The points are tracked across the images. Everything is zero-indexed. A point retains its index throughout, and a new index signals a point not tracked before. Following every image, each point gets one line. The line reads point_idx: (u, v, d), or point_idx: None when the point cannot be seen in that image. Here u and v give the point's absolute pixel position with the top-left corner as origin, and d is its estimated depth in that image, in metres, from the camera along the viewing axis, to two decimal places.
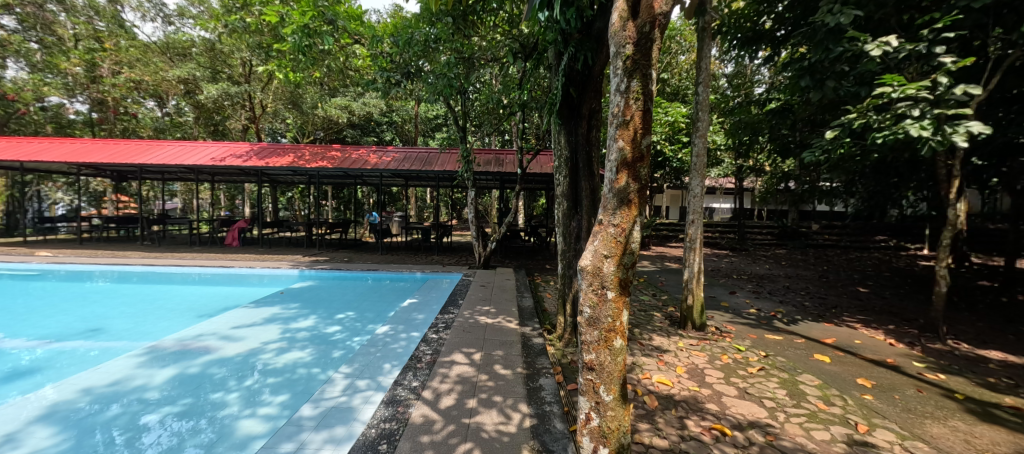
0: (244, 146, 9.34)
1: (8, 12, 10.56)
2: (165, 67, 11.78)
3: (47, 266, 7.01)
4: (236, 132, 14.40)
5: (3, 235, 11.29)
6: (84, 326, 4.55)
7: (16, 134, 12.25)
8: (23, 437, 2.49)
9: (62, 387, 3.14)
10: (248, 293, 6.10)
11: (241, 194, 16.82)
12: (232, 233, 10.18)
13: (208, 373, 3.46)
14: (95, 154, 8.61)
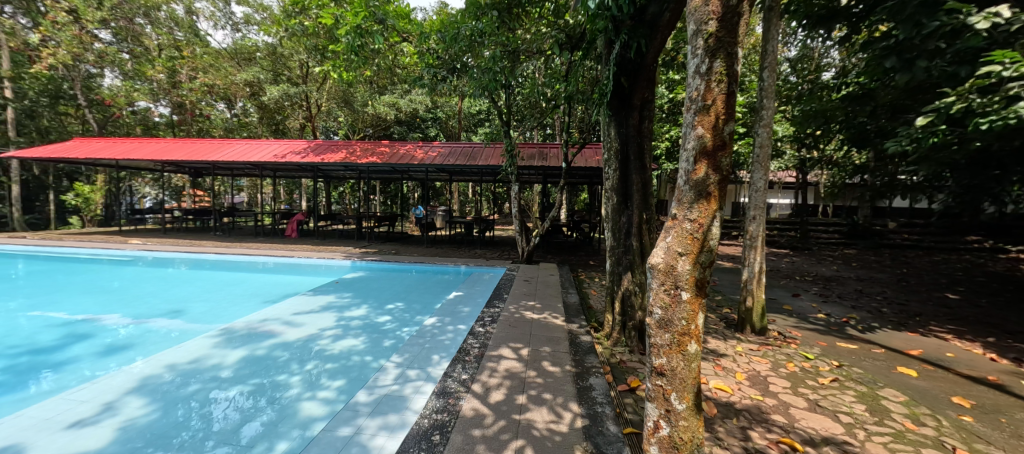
0: (302, 143, 9.95)
1: (105, 27, 11.61)
2: (233, 71, 12.82)
3: (138, 253, 7.90)
4: (293, 130, 15.39)
5: (103, 226, 12.88)
6: (168, 307, 5.07)
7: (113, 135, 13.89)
8: (121, 406, 2.82)
9: (152, 361, 3.51)
10: (305, 282, 6.51)
11: (298, 188, 18.02)
12: (291, 225, 10.93)
13: (273, 355, 3.72)
14: (175, 152, 9.52)
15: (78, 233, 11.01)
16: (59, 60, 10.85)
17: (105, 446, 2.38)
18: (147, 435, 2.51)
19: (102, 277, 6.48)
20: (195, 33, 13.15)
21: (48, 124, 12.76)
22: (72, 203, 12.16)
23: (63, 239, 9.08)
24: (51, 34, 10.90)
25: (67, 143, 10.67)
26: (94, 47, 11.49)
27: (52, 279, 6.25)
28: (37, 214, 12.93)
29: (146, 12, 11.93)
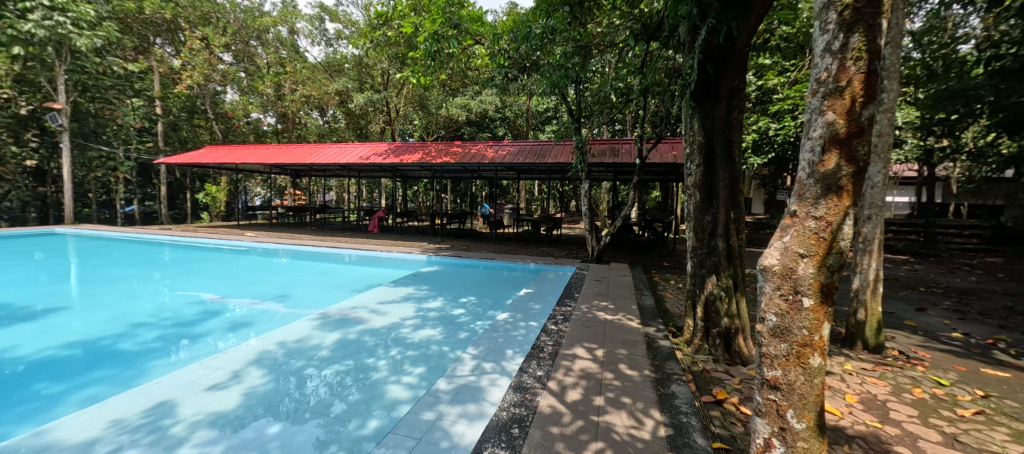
0: (383, 145, 10.81)
1: (228, 50, 13.89)
2: (326, 82, 14.29)
3: (252, 244, 9.20)
4: (375, 134, 16.76)
5: (226, 220, 15.24)
6: (276, 292, 5.82)
7: (233, 143, 16.30)
8: (245, 375, 3.30)
9: (267, 338, 4.06)
10: (386, 274, 7.07)
11: (378, 187, 19.63)
12: (373, 221, 11.95)
13: (362, 340, 4.10)
14: (281, 156, 10.92)
15: (209, 226, 13.14)
16: (195, 81, 12.97)
17: (235, 408, 2.81)
18: (266, 402, 2.91)
19: (227, 264, 7.66)
20: (296, 50, 14.88)
21: (186, 135, 15.36)
22: (203, 201, 14.51)
23: (199, 231, 10.92)
24: (189, 59, 12.94)
25: (201, 150, 12.77)
26: (219, 69, 13.61)
27: (192, 264, 7.54)
28: (179, 210, 15.71)
29: (258, 36, 14.13)
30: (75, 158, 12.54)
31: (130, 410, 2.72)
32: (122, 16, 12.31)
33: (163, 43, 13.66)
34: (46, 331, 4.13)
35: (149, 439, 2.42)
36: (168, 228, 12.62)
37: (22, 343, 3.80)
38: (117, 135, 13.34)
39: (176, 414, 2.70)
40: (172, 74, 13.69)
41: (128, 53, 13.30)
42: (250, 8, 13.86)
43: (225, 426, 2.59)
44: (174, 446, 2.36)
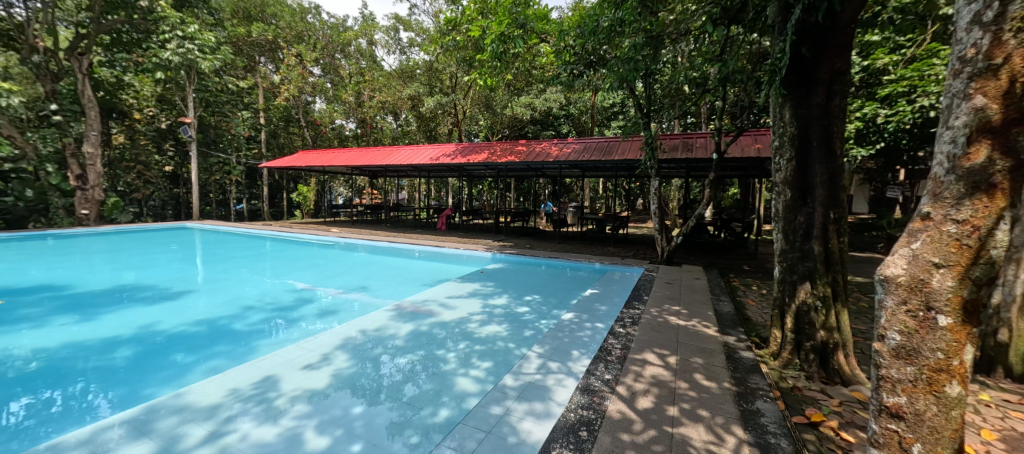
0: (451, 146, 11.31)
1: (317, 64, 15.52)
2: (400, 88, 15.27)
3: (337, 239, 10.20)
4: (443, 135, 17.58)
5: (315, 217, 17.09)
6: (358, 283, 6.40)
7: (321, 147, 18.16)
8: (333, 358, 3.68)
9: (351, 325, 4.49)
10: (454, 270, 7.42)
11: (445, 187, 20.61)
12: (442, 219, 12.59)
13: (433, 332, 4.35)
14: (362, 159, 11.94)
15: (302, 222, 14.89)
16: (291, 93, 14.68)
17: (325, 387, 3.15)
18: (350, 383, 3.22)
19: (317, 256, 8.59)
20: (374, 60, 16.12)
21: (284, 141, 17.44)
22: (296, 200, 16.52)
23: (295, 227, 12.39)
24: (287, 74, 14.70)
25: (296, 155, 14.42)
26: (310, 81, 15.23)
27: (290, 256, 8.59)
28: (278, 207, 17.99)
29: (342, 49, 15.58)
30: (201, 163, 14.89)
31: (244, 382, 3.18)
32: (236, 41, 14.35)
33: (266, 61, 15.66)
34: (182, 309, 4.97)
35: (258, 408, 2.82)
36: (270, 223, 14.50)
37: (164, 319, 4.61)
38: (231, 144, 15.52)
39: (278, 388, 3.11)
40: (273, 88, 15.65)
41: (240, 71, 15.47)
42: (336, 25, 15.35)
43: (317, 403, 2.92)
44: (278, 417, 2.72)
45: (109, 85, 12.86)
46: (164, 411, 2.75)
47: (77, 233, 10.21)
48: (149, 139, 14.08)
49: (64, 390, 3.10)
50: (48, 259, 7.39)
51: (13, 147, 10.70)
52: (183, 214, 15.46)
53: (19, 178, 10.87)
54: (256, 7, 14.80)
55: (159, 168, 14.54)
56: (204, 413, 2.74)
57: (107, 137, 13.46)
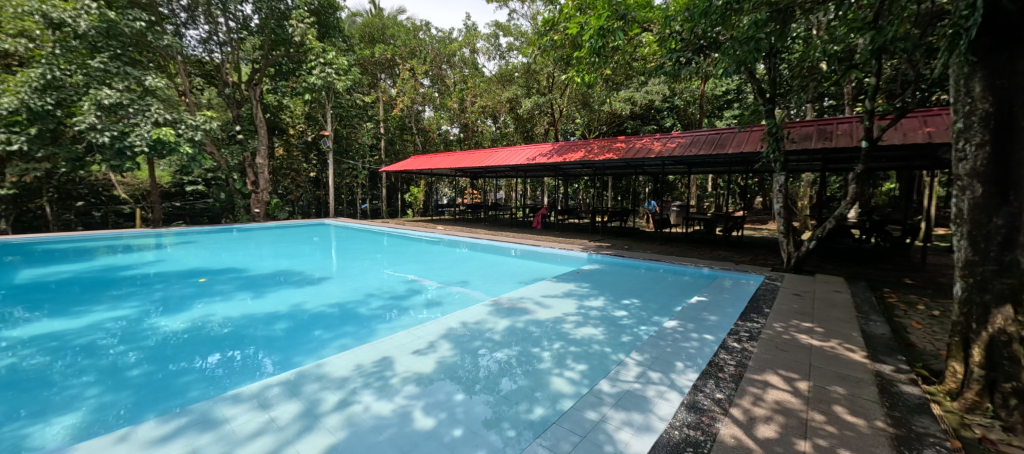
0: (546, 146, 11.46)
1: (428, 76, 17.23)
2: (499, 92, 15.94)
3: (443, 236, 11.19)
4: (539, 135, 17.81)
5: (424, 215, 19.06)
6: (460, 278, 6.93)
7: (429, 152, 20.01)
8: (438, 346, 4.06)
9: (454, 317, 4.90)
10: (548, 269, 7.55)
11: (540, 186, 21.02)
12: (537, 218, 12.87)
13: (527, 329, 4.49)
14: (465, 161, 12.89)
15: (415, 220, 16.75)
16: (405, 103, 16.54)
17: (430, 372, 3.50)
18: (452, 371, 3.52)
19: (426, 252, 9.56)
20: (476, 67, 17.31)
21: (399, 148, 19.74)
22: (409, 200, 18.65)
23: (409, 224, 13.99)
24: (403, 87, 16.63)
25: (409, 160, 16.19)
26: (420, 92, 16.96)
27: (405, 250, 9.72)
28: (395, 206, 20.52)
29: (449, 60, 17.05)
30: (337, 169, 17.71)
31: (367, 360, 3.72)
32: (364, 62, 16.73)
33: (385, 78, 17.88)
34: (322, 293, 6.00)
35: (378, 384, 3.27)
36: (388, 221, 16.55)
37: (308, 301, 5.62)
38: (358, 152, 18.08)
39: (393, 369, 3.55)
40: (392, 101, 17.85)
41: (366, 88, 17.95)
42: (443, 38, 16.81)
43: (424, 386, 3.26)
44: (393, 394, 3.12)
45: (273, 108, 16.18)
46: (309, 378, 3.37)
47: (254, 228, 13.05)
48: (300, 150, 17.28)
49: (245, 351, 4.03)
50: (235, 248, 9.60)
51: (215, 161, 14.11)
52: (325, 212, 18.60)
53: (216, 185, 14.64)
54: (379, 31, 17.01)
55: (307, 174, 17.68)
56: (338, 383, 3.29)
57: (273, 150, 16.86)
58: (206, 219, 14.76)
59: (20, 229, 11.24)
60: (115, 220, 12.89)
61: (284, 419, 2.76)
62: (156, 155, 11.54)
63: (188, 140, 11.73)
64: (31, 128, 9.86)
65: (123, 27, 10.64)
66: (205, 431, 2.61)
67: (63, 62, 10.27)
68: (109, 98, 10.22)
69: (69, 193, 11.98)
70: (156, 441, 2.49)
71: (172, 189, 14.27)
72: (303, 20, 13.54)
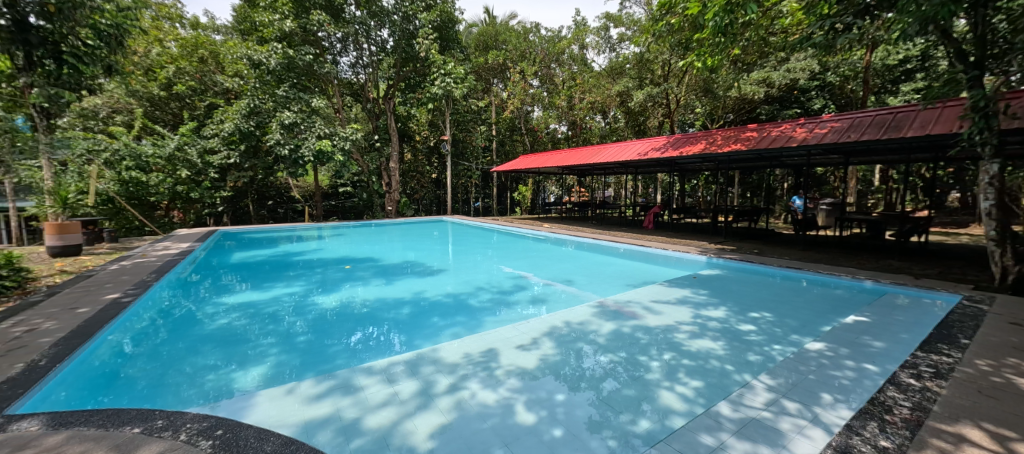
0: (660, 139, 10.68)
1: (537, 76, 17.70)
2: (609, 86, 15.90)
3: (549, 234, 11.37)
4: (652, 129, 16.90)
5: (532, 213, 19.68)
6: (564, 276, 6.95)
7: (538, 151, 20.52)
8: (541, 343, 4.15)
9: (558, 315, 4.93)
10: (660, 272, 7.05)
11: (653, 182, 19.71)
12: (648, 217, 12.07)
13: (634, 336, 4.26)
14: (572, 158, 12.86)
15: (523, 217, 17.42)
16: (515, 105, 17.26)
17: (532, 368, 3.59)
18: (553, 370, 3.56)
19: (533, 248, 9.85)
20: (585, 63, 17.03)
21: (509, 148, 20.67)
22: (517, 198, 19.69)
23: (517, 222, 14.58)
24: (513, 89, 17.41)
25: (519, 159, 16.82)
26: (529, 92, 17.49)
27: (513, 246, 10.18)
28: (505, 204, 21.66)
29: (558, 58, 17.29)
30: (454, 170, 19.40)
31: (475, 349, 4.01)
32: (479, 69, 18.01)
33: (497, 82, 18.89)
34: (439, 283, 6.69)
35: (484, 373, 3.51)
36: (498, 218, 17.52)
37: (427, 289, 6.33)
38: (472, 154, 19.49)
39: (497, 361, 3.76)
40: (503, 104, 18.82)
41: (480, 94, 19.21)
42: (552, 37, 17.13)
43: (526, 380, 3.37)
44: (496, 385, 3.31)
45: (404, 118, 18.52)
46: (427, 360, 3.80)
47: (387, 223, 15.21)
48: (424, 155, 19.46)
49: (378, 330, 4.74)
50: (373, 240, 11.36)
51: (360, 166, 16.81)
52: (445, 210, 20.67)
53: (362, 186, 17.40)
54: (492, 38, 18.07)
55: (429, 175, 19.77)
56: (449, 368, 3.63)
57: (403, 156, 19.28)
58: (352, 215, 17.71)
59: (236, 221, 15.10)
60: (291, 215, 16.42)
61: (405, 394, 3.18)
62: (319, 163, 14.28)
63: (341, 150, 14.27)
64: (241, 145, 13.19)
65: (298, 61, 13.45)
66: (347, 395, 3.19)
67: (262, 94, 13.51)
68: (288, 118, 13.13)
69: (265, 194, 15.64)
70: (316, 398, 3.14)
71: (330, 190, 17.40)
72: (427, 37, 15.26)
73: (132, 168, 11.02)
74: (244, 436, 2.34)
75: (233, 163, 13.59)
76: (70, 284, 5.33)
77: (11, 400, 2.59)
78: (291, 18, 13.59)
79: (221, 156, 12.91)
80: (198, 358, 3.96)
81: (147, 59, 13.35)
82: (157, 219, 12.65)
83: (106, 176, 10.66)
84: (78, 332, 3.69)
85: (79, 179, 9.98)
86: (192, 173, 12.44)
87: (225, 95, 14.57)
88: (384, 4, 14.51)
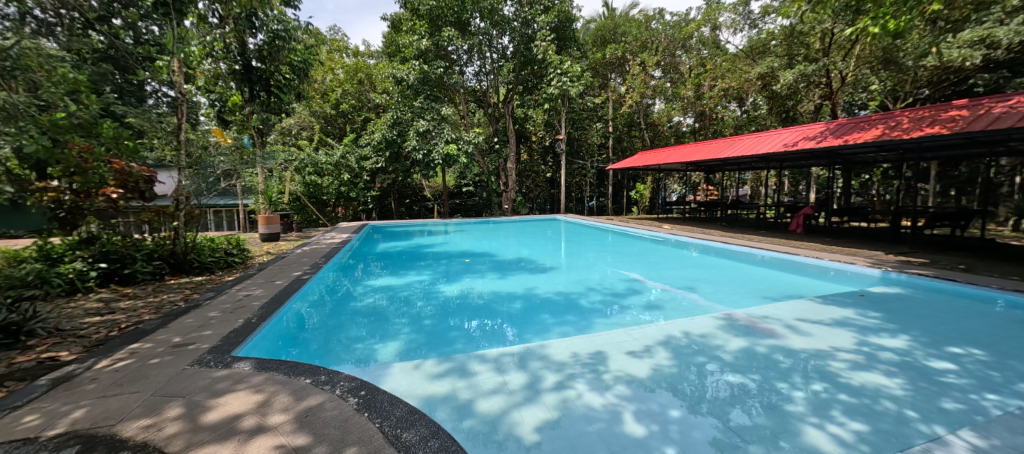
0: (818, 127, 8.86)
1: (659, 66, 16.55)
2: (747, 69, 14.09)
3: (668, 236, 10.51)
4: (806, 114, 14.23)
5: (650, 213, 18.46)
6: (685, 282, 6.33)
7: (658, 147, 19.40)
8: (655, 352, 3.82)
9: (676, 324, 4.49)
10: (812, 288, 5.83)
11: (804, 178, 16.50)
12: (797, 220, 10.18)
13: (773, 359, 3.60)
14: (698, 153, 11.69)
15: (640, 218, 16.51)
16: (634, 99, 16.37)
17: (645, 377, 3.33)
18: (669, 383, 3.24)
19: (650, 250, 9.25)
20: (717, 46, 15.75)
21: (627, 145, 19.70)
22: (634, 197, 18.80)
23: (632, 222, 13.86)
24: (632, 83, 16.30)
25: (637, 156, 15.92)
26: (651, 84, 16.40)
27: (627, 247, 9.72)
28: (620, 203, 20.81)
29: (685, 45, 15.93)
30: (568, 169, 19.38)
31: (583, 350, 3.91)
32: (595, 65, 17.62)
33: (615, 77, 18.17)
34: (550, 281, 6.75)
35: (591, 376, 3.38)
36: (613, 218, 16.87)
37: (537, 286, 6.47)
38: (587, 152, 19.17)
39: (606, 364, 3.59)
40: (620, 99, 18.10)
41: (597, 90, 18.75)
42: (678, 22, 15.96)
43: (636, 390, 3.14)
44: (604, 389, 3.16)
45: (521, 120, 19.05)
46: (534, 355, 3.86)
47: (503, 221, 16.06)
48: (539, 155, 19.87)
49: (490, 321, 5.01)
50: (491, 236, 12.17)
51: (481, 167, 18.08)
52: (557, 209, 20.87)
53: (483, 186, 18.46)
54: (611, 32, 17.65)
55: (544, 175, 20.11)
56: (556, 365, 3.61)
57: (520, 156, 19.97)
58: (473, 212, 19.20)
59: (381, 217, 17.81)
60: (422, 212, 18.62)
61: (513, 385, 3.28)
62: (446, 166, 15.75)
63: (464, 153, 15.63)
64: (387, 152, 15.55)
65: (432, 75, 15.13)
66: (462, 377, 3.44)
67: (403, 107, 15.72)
68: (423, 127, 14.99)
69: (404, 194, 18.05)
70: (436, 376, 3.46)
71: (455, 189, 18.88)
72: (545, 39, 15.64)
73: (311, 172, 13.91)
74: (381, 399, 2.72)
75: (381, 167, 16.11)
76: (272, 263, 7.01)
77: (236, 344, 3.51)
78: (427, 38, 15.37)
79: (371, 161, 15.44)
80: (351, 329, 4.78)
81: (324, 85, 16.66)
82: (327, 213, 15.32)
83: (296, 181, 13.69)
84: (275, 299, 4.82)
85: (280, 182, 13.05)
86: (351, 176, 15.10)
87: (375, 110, 17.62)
88: (505, 13, 15.49)
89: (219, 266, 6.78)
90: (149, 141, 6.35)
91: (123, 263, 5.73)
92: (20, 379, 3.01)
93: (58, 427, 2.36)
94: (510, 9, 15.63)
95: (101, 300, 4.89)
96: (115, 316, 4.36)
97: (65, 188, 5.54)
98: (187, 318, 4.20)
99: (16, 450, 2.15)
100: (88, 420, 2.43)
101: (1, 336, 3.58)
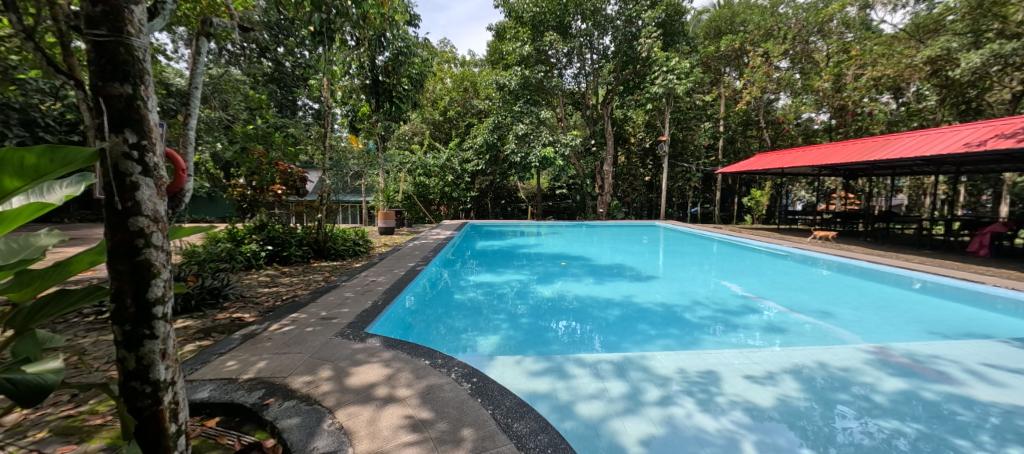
0: (1019, 121, 6.92)
1: (785, 56, 14.43)
2: (910, 53, 11.72)
3: (791, 250, 9.20)
4: (997, 104, 11.23)
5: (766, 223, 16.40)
6: (817, 306, 5.47)
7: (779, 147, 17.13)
8: (779, 380, 3.37)
9: (806, 353, 3.89)
10: (1006, 327, 4.57)
11: (990, 186, 13.01)
12: (979, 239, 8.15)
13: (946, 409, 2.91)
14: (836, 155, 9.98)
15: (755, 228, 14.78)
16: (754, 95, 14.63)
17: (768, 407, 2.96)
18: (798, 417, 2.84)
19: (768, 266, 8.19)
20: (866, 27, 13.54)
21: (740, 146, 17.83)
22: (748, 205, 16.88)
23: (744, 233, 12.40)
24: (751, 77, 14.78)
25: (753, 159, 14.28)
26: (775, 77, 14.51)
27: (739, 261, 8.71)
28: (729, 211, 18.83)
29: (821, 28, 13.80)
30: (670, 172, 18.17)
31: (691, 367, 3.64)
32: (706, 60, 16.34)
33: (731, 71, 16.61)
34: (650, 290, 6.40)
35: (701, 396, 3.12)
36: (721, 227, 15.35)
37: (636, 294, 6.20)
38: (693, 154, 17.72)
39: (719, 386, 3.28)
40: (735, 94, 16.42)
41: (707, 86, 17.25)
42: (815, 3, 13.77)
43: (757, 419, 2.82)
44: (718, 413, 2.89)
45: (621, 121, 18.54)
46: (635, 365, 3.69)
47: (597, 224, 15.75)
48: (638, 157, 18.97)
49: (585, 325, 4.97)
50: (583, 240, 12.01)
51: (576, 170, 17.93)
52: (654, 215, 19.76)
53: (576, 188, 18.38)
54: (727, 21, 16.29)
55: (642, 178, 19.29)
56: (659, 379, 3.42)
57: (617, 159, 19.34)
58: (566, 215, 19.24)
59: (478, 216, 18.85)
60: (516, 213, 19.25)
61: (613, 393, 3.20)
62: (541, 168, 16.05)
63: (561, 156, 15.78)
64: (486, 155, 16.41)
65: (532, 79, 15.47)
66: (560, 379, 3.46)
67: (503, 112, 16.45)
68: (522, 130, 15.54)
69: (499, 195, 18.84)
70: (536, 374, 3.55)
71: (549, 192, 19.20)
72: (651, 35, 14.92)
73: (421, 174, 15.33)
74: (491, 387, 2.88)
75: (481, 169, 17.07)
76: (389, 254, 7.93)
77: (367, 323, 4.07)
78: (530, 44, 15.77)
79: (472, 163, 16.49)
80: (456, 321, 5.16)
81: (434, 94, 18.26)
82: (432, 211, 16.79)
83: (408, 181, 15.25)
84: (395, 287, 5.44)
85: (395, 182, 14.65)
86: (454, 178, 16.28)
87: (478, 115, 18.75)
88: (608, 12, 15.22)
89: (349, 253, 7.91)
90: (304, 147, 7.69)
91: (282, 246, 7.06)
92: (222, 332, 3.90)
93: (250, 373, 3.00)
94: (613, 8, 15.27)
95: (269, 276, 6.09)
96: (278, 289, 5.40)
97: (247, 185, 7.00)
98: (330, 296, 4.99)
99: (225, 386, 2.79)
100: (268, 371, 3.04)
101: (209, 297, 4.68)
